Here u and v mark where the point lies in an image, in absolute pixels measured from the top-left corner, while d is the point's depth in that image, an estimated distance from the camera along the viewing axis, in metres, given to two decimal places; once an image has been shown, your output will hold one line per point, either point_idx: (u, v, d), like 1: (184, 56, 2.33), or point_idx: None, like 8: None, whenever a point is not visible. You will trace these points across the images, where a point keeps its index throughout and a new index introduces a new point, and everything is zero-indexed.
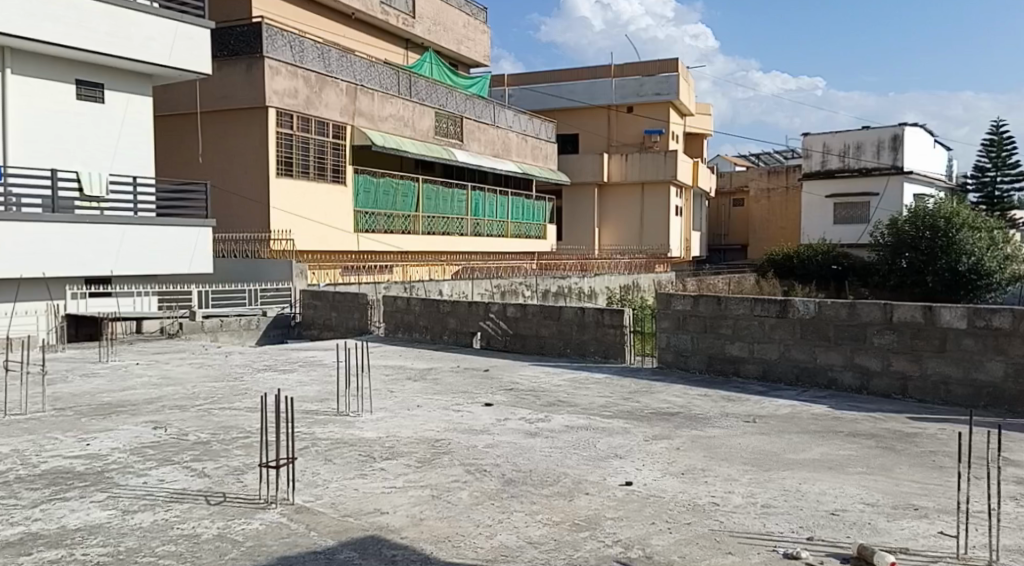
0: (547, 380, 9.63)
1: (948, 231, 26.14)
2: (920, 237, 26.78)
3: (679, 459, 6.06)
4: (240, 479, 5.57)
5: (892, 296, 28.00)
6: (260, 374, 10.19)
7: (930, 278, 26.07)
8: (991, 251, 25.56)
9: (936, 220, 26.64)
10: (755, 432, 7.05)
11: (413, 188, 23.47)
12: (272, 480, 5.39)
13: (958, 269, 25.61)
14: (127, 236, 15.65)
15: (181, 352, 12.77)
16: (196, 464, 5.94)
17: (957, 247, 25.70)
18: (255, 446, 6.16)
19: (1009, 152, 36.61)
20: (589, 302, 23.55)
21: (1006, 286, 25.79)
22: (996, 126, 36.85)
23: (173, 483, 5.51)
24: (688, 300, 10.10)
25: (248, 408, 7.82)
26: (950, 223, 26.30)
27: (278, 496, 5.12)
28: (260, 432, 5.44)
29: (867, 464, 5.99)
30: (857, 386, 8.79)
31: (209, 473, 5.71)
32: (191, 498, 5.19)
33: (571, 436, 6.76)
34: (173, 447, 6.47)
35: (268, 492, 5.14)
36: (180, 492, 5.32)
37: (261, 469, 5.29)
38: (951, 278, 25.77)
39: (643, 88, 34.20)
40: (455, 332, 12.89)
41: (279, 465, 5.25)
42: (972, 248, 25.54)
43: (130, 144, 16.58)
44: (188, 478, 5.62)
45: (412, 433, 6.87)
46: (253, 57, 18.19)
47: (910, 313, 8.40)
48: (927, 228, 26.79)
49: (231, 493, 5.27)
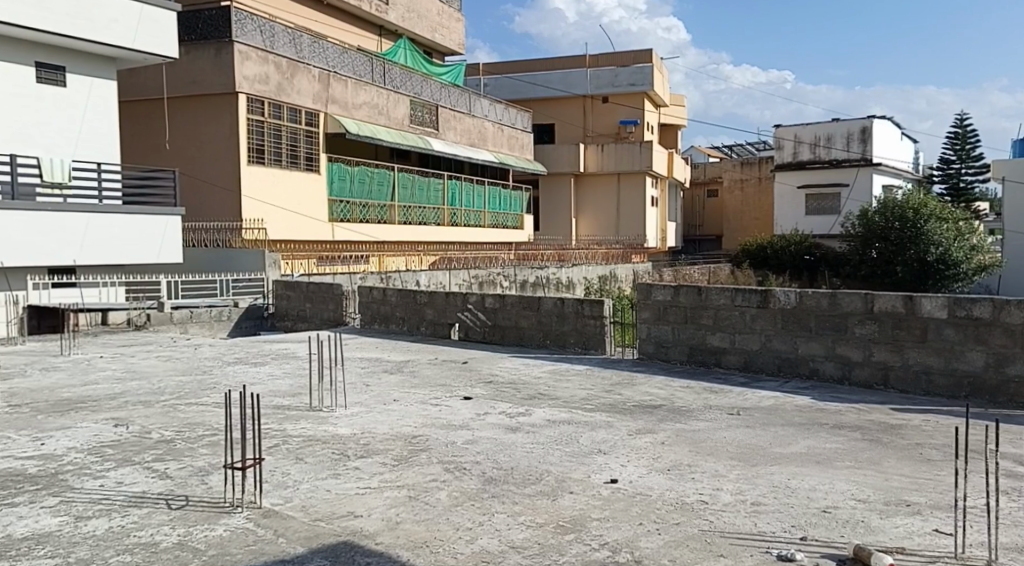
0: (527, 372, 9.44)
1: (917, 222, 26.23)
2: (890, 227, 27.00)
3: (664, 455, 5.87)
4: (204, 480, 5.31)
5: (863, 286, 28.31)
6: (230, 367, 9.89)
7: (900, 268, 26.22)
8: (958, 241, 25.40)
9: (905, 211, 26.78)
10: (739, 425, 6.89)
11: (388, 177, 23.12)
12: (239, 481, 5.14)
13: (926, 259, 25.62)
14: (92, 225, 15.26)
15: (149, 344, 12.41)
16: (158, 465, 5.66)
17: (925, 238, 25.74)
18: (221, 444, 5.90)
19: (974, 145, 36.92)
20: (566, 292, 23.36)
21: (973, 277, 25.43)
22: (961, 119, 37.14)
23: (132, 486, 5.24)
24: (669, 290, 9.91)
25: (217, 403, 7.53)
26: (919, 214, 26.38)
27: (244, 499, 4.87)
28: (225, 430, 5.18)
29: (855, 457, 5.85)
30: (839, 376, 8.66)
31: (172, 475, 5.45)
32: (151, 503, 4.93)
33: (553, 431, 6.55)
34: (133, 447, 6.17)
35: (232, 494, 4.89)
36: (140, 495, 5.07)
37: (226, 470, 5.05)
38: (921, 268, 25.80)
39: (618, 78, 33.98)
40: (433, 323, 12.63)
41: (245, 465, 5.01)
42: (940, 239, 25.47)
43: (95, 131, 16.13)
44: (149, 480, 5.35)
45: (388, 429, 6.62)
46: (222, 42, 17.79)
47: (891, 303, 8.27)
48: (896, 219, 26.97)
49: (195, 496, 5.02)
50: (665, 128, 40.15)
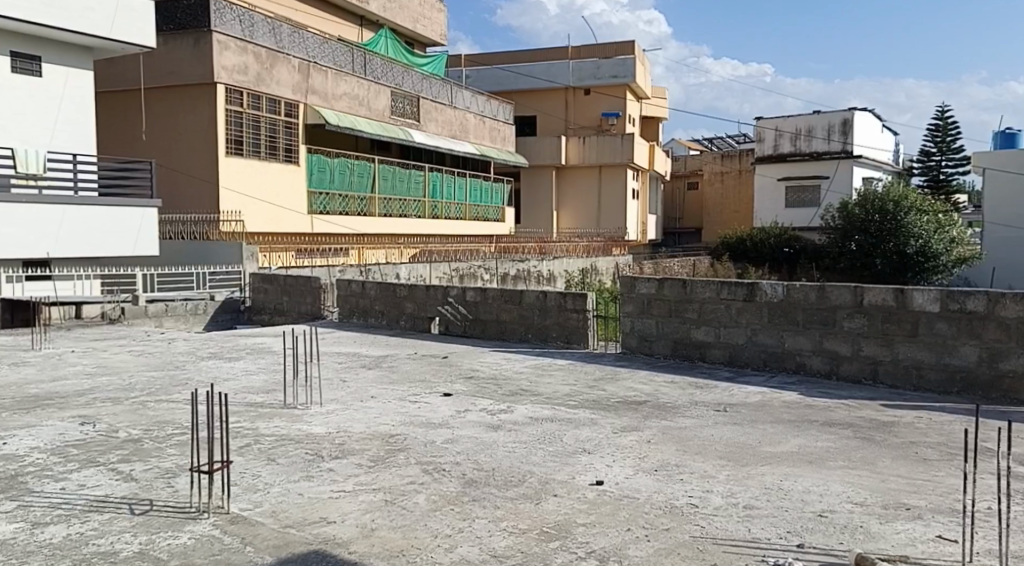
0: (508, 367, 9.22)
1: (897, 215, 26.39)
2: (870, 219, 27.12)
3: (651, 454, 5.68)
4: (171, 483, 5.04)
5: (842, 279, 28.27)
6: (204, 362, 9.60)
7: (879, 261, 26.35)
8: (938, 233, 25.43)
9: (885, 203, 26.93)
10: (727, 423, 6.70)
11: (368, 169, 22.79)
12: (207, 485, 4.89)
13: (906, 251, 25.75)
14: (67, 217, 14.90)
15: (121, 338, 12.06)
16: (122, 467, 5.39)
17: (905, 230, 25.88)
18: (189, 443, 5.64)
19: (954, 137, 37.02)
20: (548, 285, 23.23)
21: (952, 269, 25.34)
22: (941, 111, 37.21)
23: (94, 489, 4.97)
24: (653, 283, 9.73)
25: (188, 400, 7.25)
26: (899, 207, 26.55)
27: (211, 504, 4.62)
28: (192, 432, 4.90)
29: (849, 457, 5.71)
30: (826, 370, 8.52)
31: (137, 477, 5.17)
32: (113, 508, 4.67)
33: (535, 430, 6.34)
34: (98, 447, 5.89)
35: (199, 499, 4.64)
36: (101, 500, 4.79)
37: (192, 474, 4.80)
38: (900, 260, 25.93)
39: (601, 70, 33.79)
40: (413, 316, 12.37)
41: (212, 468, 4.76)
42: (920, 232, 25.61)
43: (70, 121, 15.69)
44: (113, 483, 5.08)
45: (365, 428, 6.39)
46: (200, 31, 17.41)
47: (881, 297, 8.15)
48: (876, 211, 27.10)
49: (160, 500, 4.76)
50: (647, 121, 40.01)
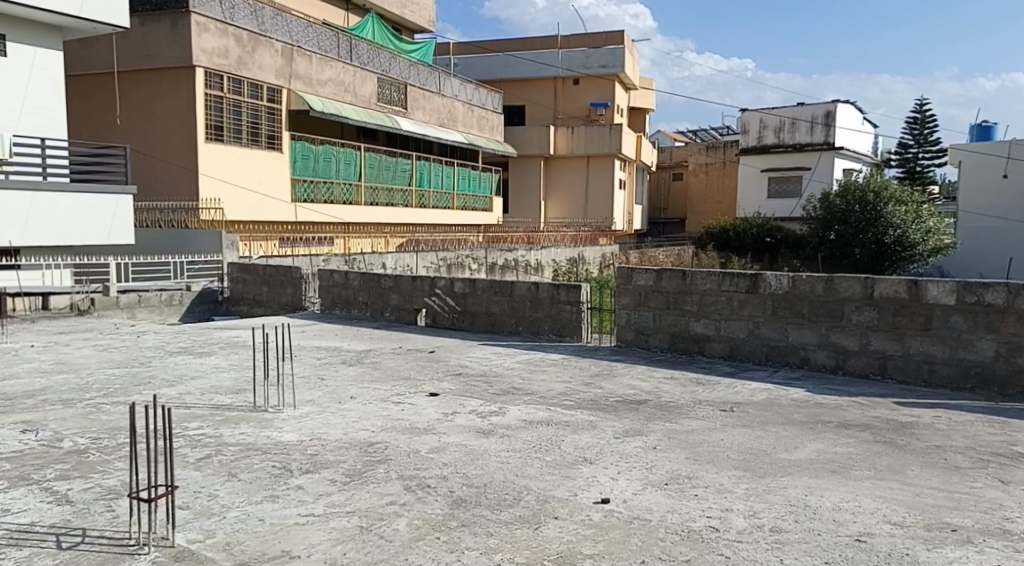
0: (499, 362, 8.65)
1: (877, 205, 26.11)
2: (850, 210, 26.83)
3: (660, 463, 5.15)
4: (111, 507, 4.42)
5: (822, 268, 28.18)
6: (172, 359, 8.94)
7: (858, 250, 26.15)
8: (916, 223, 25.30)
9: (865, 193, 26.59)
10: (736, 425, 6.13)
11: (354, 157, 22.11)
12: (148, 514, 4.30)
13: (884, 241, 25.56)
14: (35, 203, 14.15)
15: (89, 331, 11.41)
16: (59, 485, 4.76)
17: (884, 220, 25.69)
18: (138, 456, 5.01)
19: (932, 130, 36.68)
20: (535, 275, 22.76)
21: (928, 258, 25.49)
22: (919, 104, 36.90)
23: (19, 516, 4.34)
24: (651, 275, 9.14)
25: (141, 404, 6.61)
26: (879, 197, 26.24)
27: (154, 535, 4.06)
28: (136, 449, 4.28)
29: (874, 464, 5.24)
30: (832, 365, 8.00)
31: (74, 499, 4.54)
32: (35, 541, 4.07)
33: (530, 435, 5.77)
34: (37, 460, 5.27)
35: (138, 531, 4.05)
36: (25, 530, 4.18)
37: (131, 502, 4.18)
38: (877, 250, 25.73)
39: (589, 59, 33.20)
40: (398, 308, 11.77)
41: (155, 495, 4.15)
42: (898, 222, 25.38)
43: (38, 104, 14.92)
44: (43, 507, 4.45)
45: (343, 434, 5.81)
46: (178, 12, 16.67)
47: (893, 288, 7.61)
48: (856, 202, 26.78)
49: (95, 529, 4.16)
50: (635, 111, 39.40)
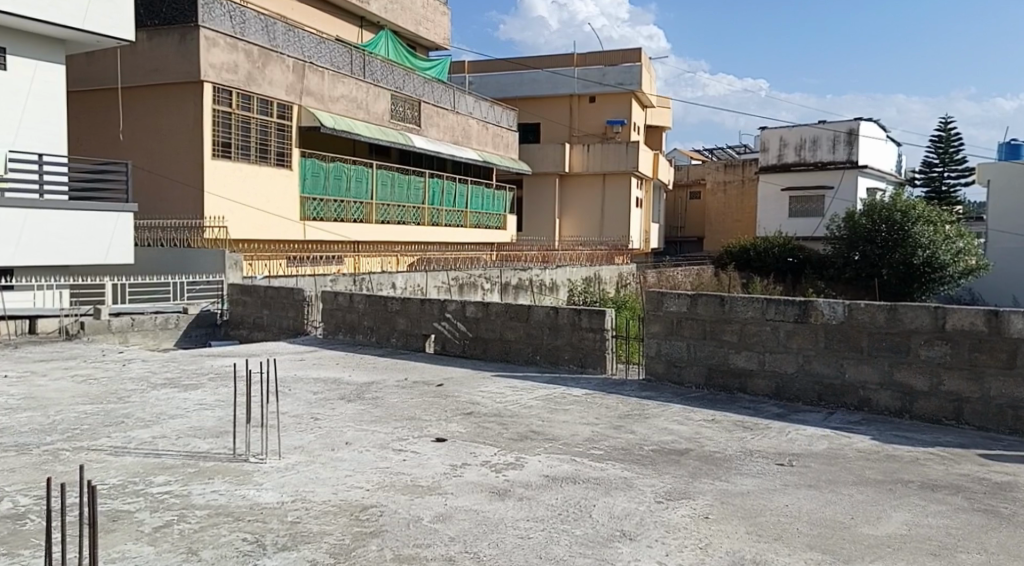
0: (514, 399, 7.69)
1: (904, 225, 25.06)
2: (876, 231, 25.65)
3: (715, 541, 4.21)
4: None
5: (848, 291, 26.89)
6: (153, 392, 8.04)
7: (885, 271, 25.09)
8: (946, 242, 24.31)
9: (892, 213, 25.50)
10: (801, 486, 5.13)
11: (366, 174, 21.31)
12: None
13: (912, 262, 24.52)
14: (29, 222, 13.38)
15: (72, 359, 10.51)
16: None
17: (912, 240, 24.62)
18: (79, 536, 4.24)
19: (958, 148, 35.63)
20: (550, 295, 21.79)
21: (960, 279, 24.54)
22: (944, 122, 35.92)
23: None
24: (685, 301, 8.18)
25: (94, 458, 5.71)
26: (906, 216, 25.16)
27: None
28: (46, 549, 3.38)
29: (982, 543, 4.22)
30: (897, 408, 6.99)
31: None
32: None
33: (553, 499, 4.82)
34: None
35: None
36: None
37: None
38: (906, 271, 24.72)
39: (607, 77, 32.36)
40: (406, 334, 10.83)
41: None
42: (927, 242, 24.36)
43: (37, 118, 14.21)
44: None
45: (330, 495, 4.89)
46: (187, 26, 15.98)
47: (969, 321, 6.62)
48: (883, 221, 25.66)
49: None
50: (651, 129, 38.62)
